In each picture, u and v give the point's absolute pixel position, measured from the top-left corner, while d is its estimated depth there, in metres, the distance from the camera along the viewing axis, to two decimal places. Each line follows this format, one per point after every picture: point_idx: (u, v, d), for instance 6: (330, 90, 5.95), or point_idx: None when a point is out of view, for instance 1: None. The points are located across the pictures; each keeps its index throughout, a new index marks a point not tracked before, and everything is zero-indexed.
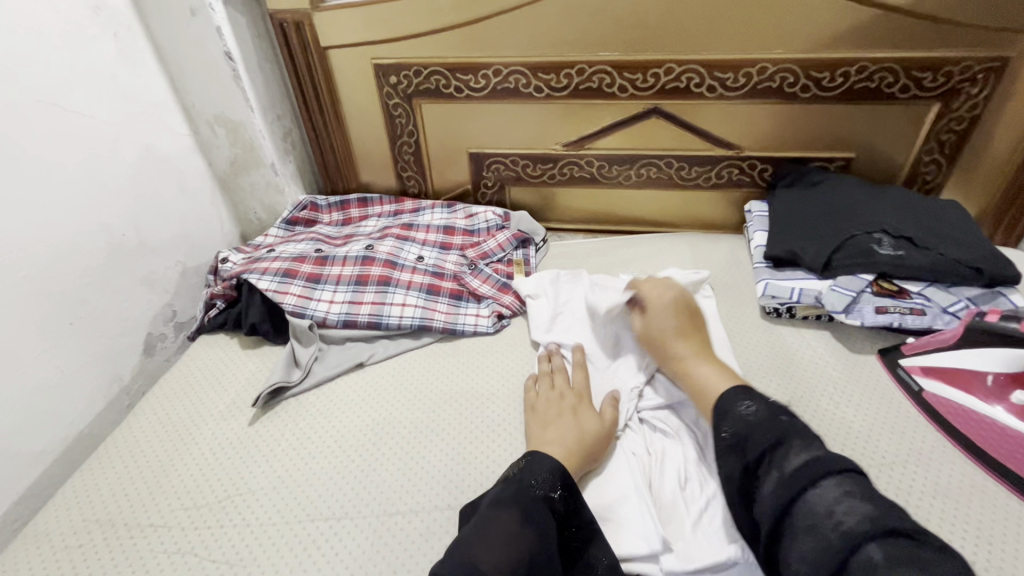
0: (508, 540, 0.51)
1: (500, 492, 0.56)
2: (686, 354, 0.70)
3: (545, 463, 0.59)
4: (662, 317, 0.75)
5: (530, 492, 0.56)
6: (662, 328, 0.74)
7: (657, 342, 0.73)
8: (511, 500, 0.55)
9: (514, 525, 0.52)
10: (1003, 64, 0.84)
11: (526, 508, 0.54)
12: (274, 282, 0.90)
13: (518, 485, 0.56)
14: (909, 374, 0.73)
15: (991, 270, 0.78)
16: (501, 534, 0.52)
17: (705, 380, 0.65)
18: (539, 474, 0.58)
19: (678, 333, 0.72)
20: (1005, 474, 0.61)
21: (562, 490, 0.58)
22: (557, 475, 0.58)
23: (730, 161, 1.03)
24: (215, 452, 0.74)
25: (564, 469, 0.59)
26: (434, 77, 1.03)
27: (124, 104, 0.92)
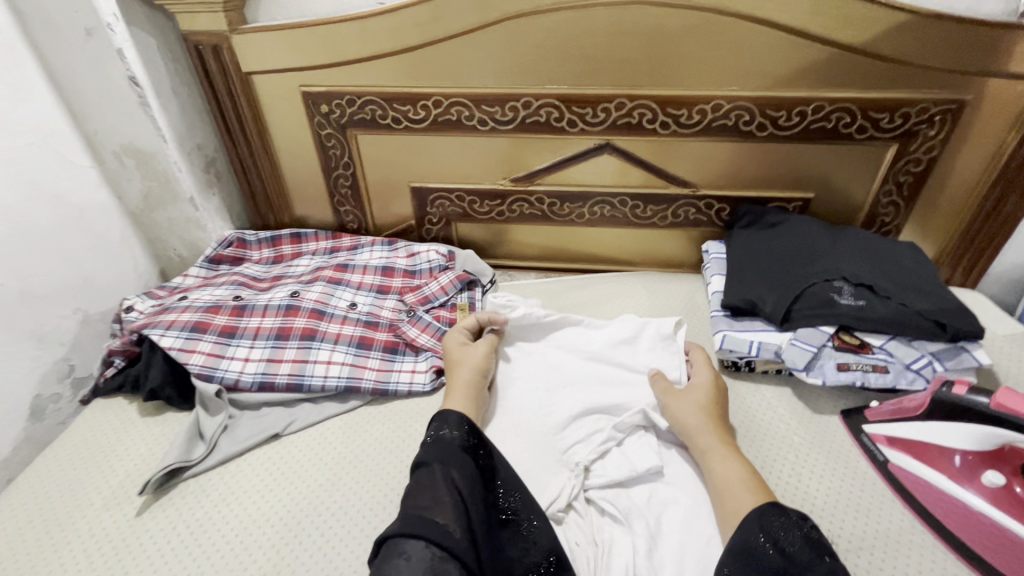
0: (440, 485, 0.56)
1: (419, 452, 0.61)
2: (721, 447, 0.64)
3: (450, 415, 0.65)
4: (698, 399, 0.70)
5: (447, 441, 0.61)
6: (698, 413, 0.68)
7: (689, 426, 0.68)
8: (432, 458, 0.59)
9: (443, 474, 0.57)
10: (960, 106, 0.81)
11: (449, 455, 0.59)
12: (181, 337, 0.79)
13: (434, 442, 0.61)
14: (874, 442, 0.68)
15: (954, 324, 0.73)
16: (434, 482, 0.56)
17: (731, 479, 0.60)
18: (446, 426, 0.63)
19: (710, 423, 0.67)
20: (978, 562, 0.56)
21: (474, 434, 0.63)
22: (464, 423, 0.64)
23: (686, 200, 0.98)
24: (88, 550, 0.63)
25: (468, 417, 0.65)
26: (369, 108, 0.95)
27: (6, 135, 0.80)
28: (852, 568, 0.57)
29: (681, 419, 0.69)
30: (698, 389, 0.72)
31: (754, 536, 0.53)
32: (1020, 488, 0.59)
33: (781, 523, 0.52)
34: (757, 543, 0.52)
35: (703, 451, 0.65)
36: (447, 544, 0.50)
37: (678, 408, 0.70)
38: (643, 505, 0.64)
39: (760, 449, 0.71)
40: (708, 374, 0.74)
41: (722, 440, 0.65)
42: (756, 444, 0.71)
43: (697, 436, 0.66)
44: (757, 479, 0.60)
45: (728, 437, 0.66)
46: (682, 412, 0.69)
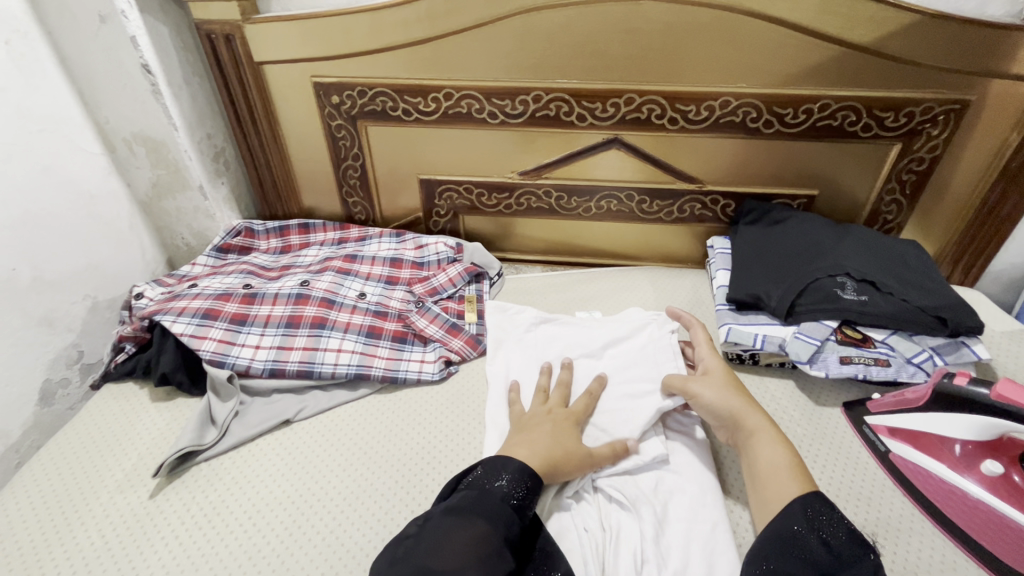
0: (474, 544, 0.51)
1: (460, 500, 0.55)
2: (769, 435, 0.63)
3: (509, 466, 0.59)
4: (726, 379, 0.70)
5: (494, 495, 0.56)
6: (731, 397, 0.68)
7: (724, 412, 0.67)
8: (473, 509, 0.54)
9: (481, 534, 0.52)
10: (964, 106, 0.83)
11: (492, 514, 0.54)
12: (193, 324, 0.80)
13: (479, 492, 0.56)
14: (875, 433, 0.70)
15: (955, 320, 0.74)
16: (469, 541, 0.51)
17: (777, 464, 0.59)
18: (500, 476, 0.58)
19: (748, 405, 0.66)
20: (975, 548, 0.58)
21: (528, 491, 0.58)
22: (526, 480, 0.58)
23: (692, 195, 0.99)
24: (103, 532, 0.64)
25: (530, 470, 0.59)
26: (380, 99, 0.95)
27: (20, 120, 0.80)
28: None
29: (714, 404, 0.68)
30: (715, 372, 0.72)
31: (790, 525, 0.52)
32: (1019, 475, 0.60)
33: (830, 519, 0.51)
34: (796, 533, 0.51)
35: (745, 437, 0.64)
36: None
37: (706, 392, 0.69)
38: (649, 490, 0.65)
39: None
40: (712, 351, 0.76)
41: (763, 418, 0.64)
42: None
43: (738, 420, 0.65)
44: (801, 466, 0.59)
45: (768, 418, 0.65)
46: (714, 395, 0.68)
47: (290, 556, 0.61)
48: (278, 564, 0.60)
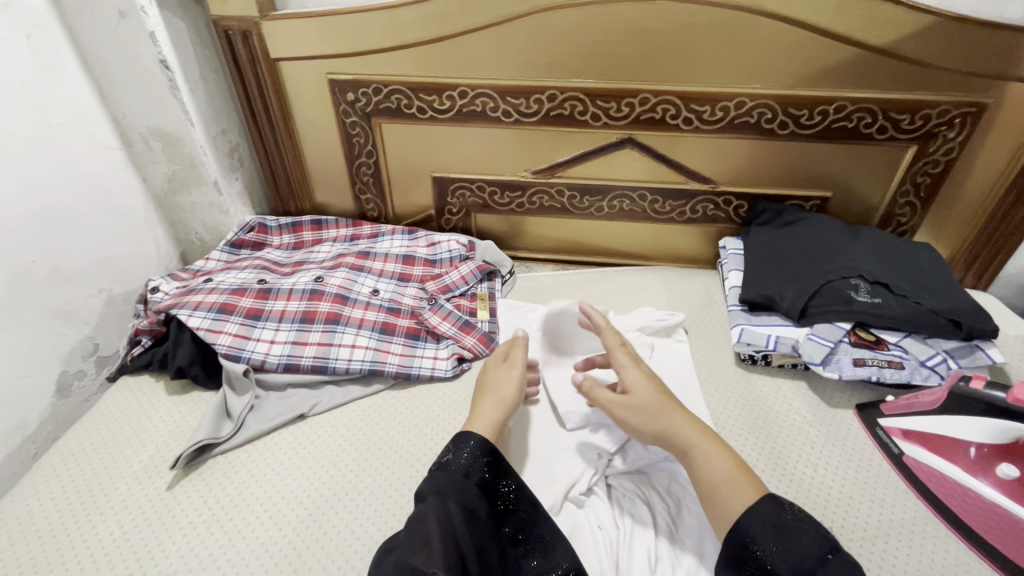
0: (436, 522, 0.52)
1: (421, 484, 0.57)
2: (705, 442, 0.58)
3: (464, 440, 0.60)
4: (655, 386, 0.65)
5: (452, 472, 0.56)
6: (660, 401, 0.63)
7: (655, 418, 0.61)
8: (432, 489, 0.55)
9: (443, 511, 0.53)
10: (981, 109, 0.82)
11: (448, 489, 0.55)
12: (208, 318, 0.81)
13: (435, 472, 0.57)
14: (889, 435, 0.70)
15: (970, 323, 0.74)
16: (429, 519, 0.52)
17: (722, 476, 0.54)
18: (456, 451, 0.59)
19: (677, 409, 0.61)
20: (989, 552, 0.58)
21: (487, 463, 0.58)
22: (483, 452, 0.59)
23: (705, 196, 0.99)
24: (121, 523, 0.64)
25: (484, 441, 0.59)
26: (394, 97, 0.96)
27: (39, 114, 0.81)
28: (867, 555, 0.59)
29: (644, 414, 0.62)
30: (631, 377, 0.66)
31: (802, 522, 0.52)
32: None
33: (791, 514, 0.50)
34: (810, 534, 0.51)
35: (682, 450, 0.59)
36: None
37: (632, 400, 0.64)
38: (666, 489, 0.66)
39: (776, 441, 0.72)
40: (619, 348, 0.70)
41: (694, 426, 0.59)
42: (772, 434, 0.73)
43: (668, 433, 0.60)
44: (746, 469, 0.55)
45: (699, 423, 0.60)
46: (637, 402, 0.63)
47: (306, 549, 0.62)
48: (295, 557, 0.61)
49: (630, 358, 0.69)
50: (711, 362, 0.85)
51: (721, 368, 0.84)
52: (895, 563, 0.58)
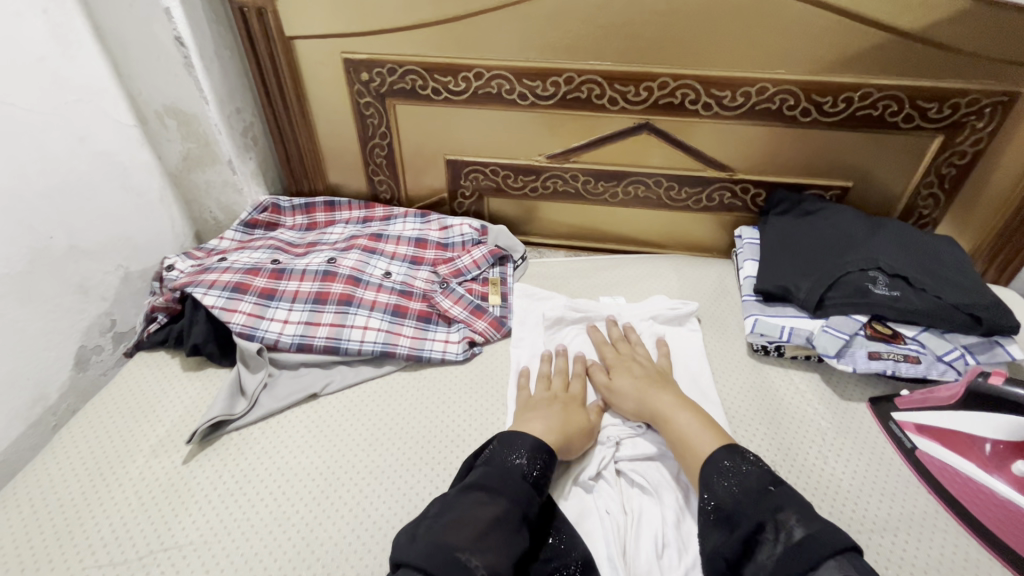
0: (497, 522, 0.52)
1: (481, 476, 0.57)
2: (677, 408, 0.66)
3: (521, 439, 0.61)
4: (641, 370, 0.74)
5: (514, 472, 0.57)
6: (640, 383, 0.71)
7: (636, 396, 0.70)
8: (491, 485, 0.55)
9: (506, 513, 0.53)
10: (1012, 99, 0.80)
11: (511, 490, 0.55)
12: (223, 297, 0.82)
13: (501, 470, 0.57)
14: (902, 430, 0.69)
15: (990, 319, 0.73)
16: (492, 517, 0.52)
17: (696, 434, 0.62)
18: (516, 454, 0.59)
19: (651, 384, 0.71)
20: (998, 548, 0.58)
21: (545, 466, 0.59)
22: (542, 456, 0.60)
23: (722, 183, 0.97)
24: (140, 495, 0.66)
25: (545, 446, 0.61)
26: (409, 77, 0.95)
27: (57, 89, 0.81)
28: (875, 546, 0.59)
29: (629, 397, 0.70)
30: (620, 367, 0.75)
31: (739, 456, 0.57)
32: None
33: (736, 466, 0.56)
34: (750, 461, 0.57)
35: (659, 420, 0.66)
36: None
37: (623, 381, 0.73)
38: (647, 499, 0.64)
39: (787, 434, 0.72)
40: (614, 354, 0.78)
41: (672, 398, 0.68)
42: (783, 428, 0.73)
43: (646, 407, 0.68)
44: (712, 424, 0.64)
45: (676, 397, 0.68)
46: (626, 383, 0.72)
47: (318, 527, 0.63)
48: (307, 533, 0.62)
49: (622, 359, 0.77)
50: (722, 353, 0.84)
51: (733, 359, 0.84)
52: (905, 558, 0.58)
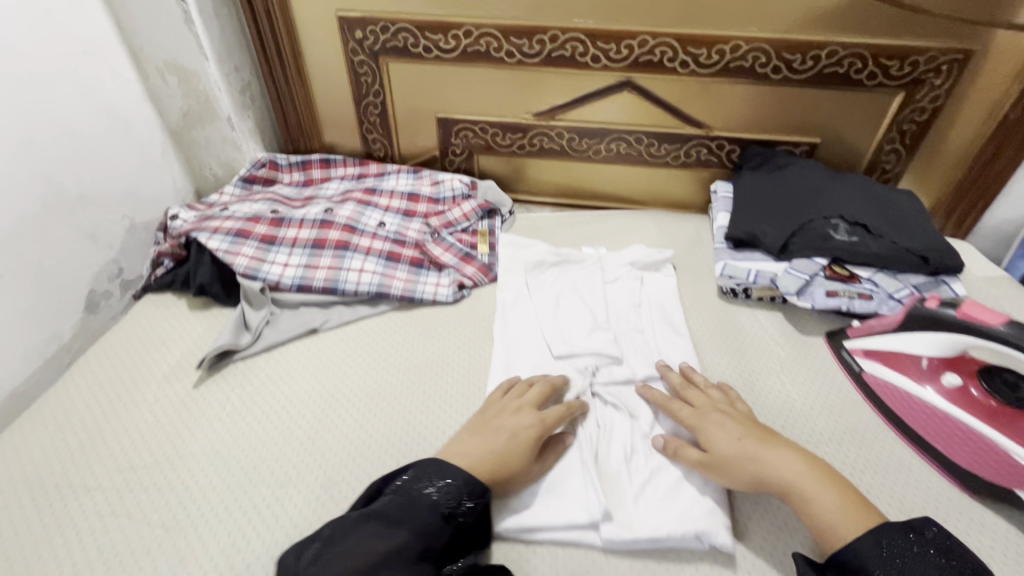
0: (390, 559, 0.49)
1: (385, 505, 0.53)
2: (807, 476, 0.56)
3: (449, 472, 0.56)
4: (732, 424, 0.63)
5: (424, 504, 0.54)
6: (742, 445, 0.60)
7: (745, 466, 0.58)
8: (394, 515, 0.52)
9: (404, 551, 0.50)
10: (967, 56, 0.85)
11: (414, 523, 0.52)
12: (226, 242, 0.87)
13: (407, 499, 0.54)
14: (851, 356, 0.76)
15: (937, 259, 0.81)
16: (382, 551, 0.49)
17: (833, 520, 0.53)
18: (438, 487, 0.55)
19: (758, 446, 0.59)
20: (926, 449, 0.66)
21: (463, 500, 0.55)
22: (465, 491, 0.55)
23: (699, 140, 1.03)
24: (156, 413, 0.72)
25: (471, 479, 0.56)
26: (402, 35, 0.99)
27: (64, 42, 0.85)
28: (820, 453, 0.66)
29: (731, 466, 0.59)
30: (710, 427, 0.63)
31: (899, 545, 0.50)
32: (975, 388, 0.66)
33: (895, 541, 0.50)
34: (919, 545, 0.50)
35: (782, 492, 0.57)
36: None
37: (719, 441, 0.61)
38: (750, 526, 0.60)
39: (748, 361, 0.79)
40: (689, 412, 0.66)
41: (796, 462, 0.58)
42: (744, 356, 0.80)
43: (758, 480, 0.58)
44: (852, 496, 0.55)
45: (798, 457, 0.58)
46: (723, 445, 0.60)
47: (321, 437, 0.69)
48: (309, 443, 0.68)
49: (700, 414, 0.65)
50: (694, 295, 0.91)
51: (703, 300, 0.90)
52: (844, 461, 0.66)
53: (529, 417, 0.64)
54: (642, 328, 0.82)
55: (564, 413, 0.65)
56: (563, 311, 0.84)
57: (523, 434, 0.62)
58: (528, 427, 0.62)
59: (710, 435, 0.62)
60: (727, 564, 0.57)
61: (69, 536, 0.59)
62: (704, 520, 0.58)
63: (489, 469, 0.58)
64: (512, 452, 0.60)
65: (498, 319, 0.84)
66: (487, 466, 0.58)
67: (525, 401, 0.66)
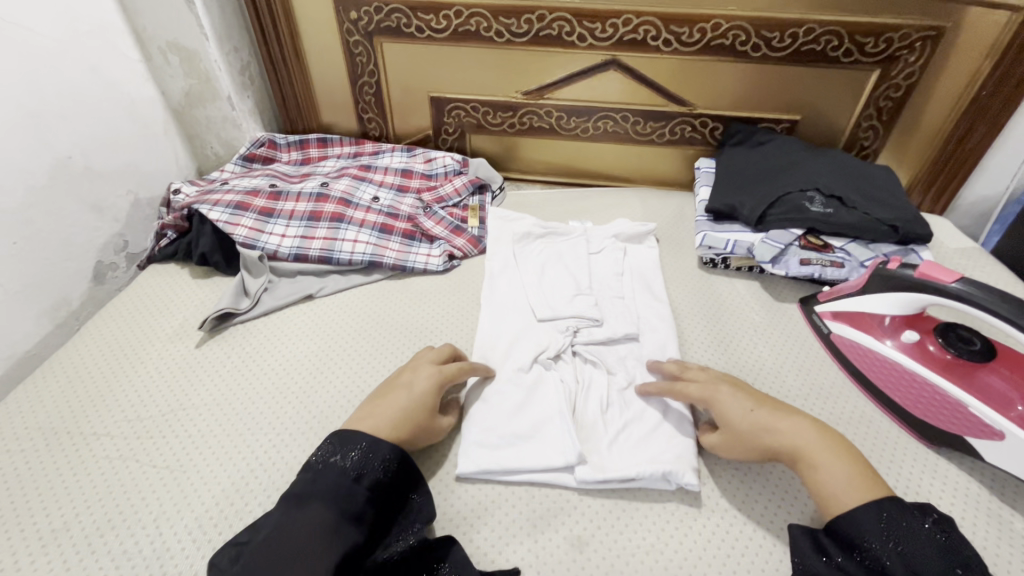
0: (309, 533, 0.49)
1: (299, 484, 0.54)
2: (818, 444, 0.56)
3: (355, 438, 0.57)
4: (743, 395, 0.62)
5: (334, 473, 0.54)
6: (755, 416, 0.60)
7: (758, 440, 0.58)
8: (310, 492, 0.52)
9: (321, 521, 0.50)
10: (940, 33, 0.88)
11: (329, 493, 0.52)
12: (226, 213, 0.91)
13: (317, 473, 0.54)
14: (821, 319, 0.80)
15: (906, 228, 0.84)
16: (303, 527, 0.50)
17: (838, 487, 0.53)
18: (343, 453, 0.55)
19: (769, 416, 0.59)
20: (886, 404, 0.70)
21: (374, 460, 0.55)
22: (373, 452, 0.56)
23: (683, 118, 1.06)
24: (161, 370, 0.76)
25: (378, 442, 0.57)
26: (395, 16, 1.02)
27: (69, 21, 0.88)
28: None
29: (744, 439, 0.59)
30: (722, 401, 0.62)
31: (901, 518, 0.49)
32: (933, 344, 0.69)
33: (908, 522, 0.48)
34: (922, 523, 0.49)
35: (790, 459, 0.57)
36: None
37: (731, 410, 0.61)
38: (746, 486, 0.62)
39: (722, 325, 0.83)
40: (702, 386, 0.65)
41: (808, 434, 0.57)
42: (719, 320, 0.84)
43: (768, 448, 0.58)
44: (864, 470, 0.54)
45: (809, 429, 0.57)
46: (735, 416, 0.60)
47: (316, 391, 0.73)
48: (305, 397, 0.72)
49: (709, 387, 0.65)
50: (675, 266, 0.95)
51: (683, 270, 0.94)
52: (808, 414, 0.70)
53: (428, 375, 0.66)
54: (623, 295, 0.85)
55: (462, 370, 0.68)
56: (547, 281, 0.87)
57: (421, 389, 0.64)
58: (425, 381, 0.65)
59: (723, 408, 0.62)
60: (694, 503, 0.61)
61: (80, 476, 0.63)
62: (673, 463, 0.61)
63: (397, 429, 0.60)
64: (414, 411, 0.62)
65: (487, 285, 0.87)
66: (393, 425, 0.60)
67: (424, 360, 0.69)
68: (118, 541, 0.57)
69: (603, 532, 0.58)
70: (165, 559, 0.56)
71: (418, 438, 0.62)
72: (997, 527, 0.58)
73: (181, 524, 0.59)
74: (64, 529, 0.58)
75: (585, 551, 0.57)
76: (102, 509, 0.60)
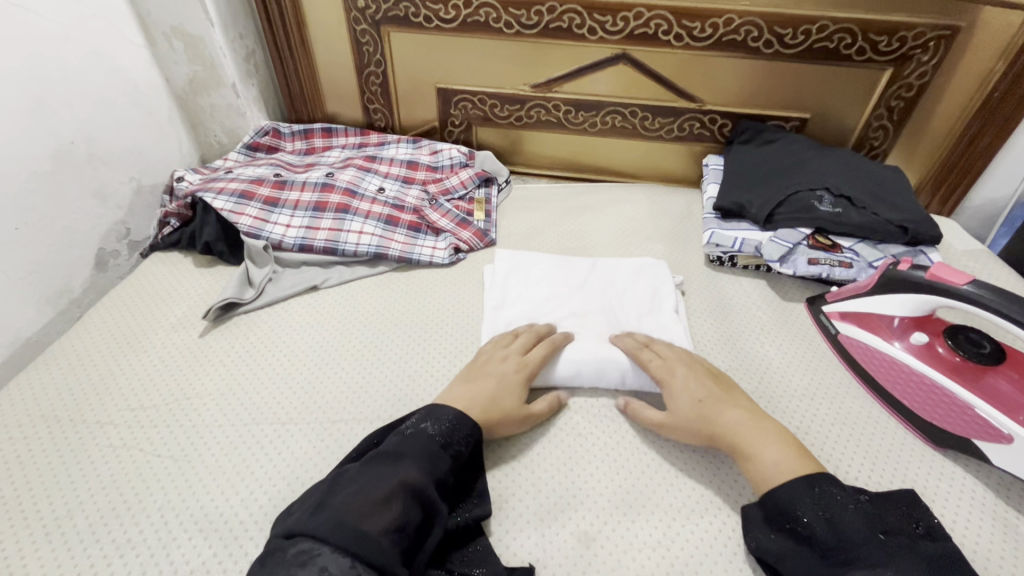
0: (398, 484, 0.50)
1: (389, 446, 0.55)
2: (747, 435, 0.59)
3: (443, 411, 0.59)
4: (686, 385, 0.65)
5: (422, 438, 0.55)
6: (700, 407, 0.62)
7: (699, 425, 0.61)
8: (404, 452, 0.54)
9: (410, 474, 0.51)
10: (954, 33, 0.87)
11: (421, 455, 0.54)
12: (231, 202, 0.90)
13: (407, 436, 0.55)
14: (829, 319, 0.80)
15: (916, 229, 0.84)
16: (396, 486, 0.50)
17: (774, 467, 0.55)
18: (432, 422, 0.57)
19: (709, 406, 0.62)
20: (895, 406, 0.70)
21: (458, 433, 0.57)
22: (460, 424, 0.58)
23: (692, 114, 1.05)
24: (164, 359, 0.75)
25: (462, 415, 0.59)
26: (402, 5, 1.01)
27: (74, 3, 0.87)
28: (796, 407, 0.70)
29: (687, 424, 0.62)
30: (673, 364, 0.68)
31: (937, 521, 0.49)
32: (942, 346, 0.68)
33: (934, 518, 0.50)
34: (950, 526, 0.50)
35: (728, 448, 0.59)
36: (375, 561, 0.45)
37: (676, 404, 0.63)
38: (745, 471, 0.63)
39: (731, 326, 0.82)
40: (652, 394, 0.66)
41: (742, 416, 0.61)
42: (727, 321, 0.83)
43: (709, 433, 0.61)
44: (796, 451, 0.56)
45: (745, 412, 0.61)
46: (682, 408, 0.63)
47: (321, 383, 0.72)
48: (309, 391, 0.71)
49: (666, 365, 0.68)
50: (682, 263, 0.94)
51: (691, 267, 0.93)
52: (816, 413, 0.70)
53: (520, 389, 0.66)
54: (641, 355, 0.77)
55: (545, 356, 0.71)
56: (546, 369, 0.71)
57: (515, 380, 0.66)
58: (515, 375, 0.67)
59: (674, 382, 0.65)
60: (701, 500, 0.60)
61: (83, 465, 0.63)
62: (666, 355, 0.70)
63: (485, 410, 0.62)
64: (504, 395, 0.64)
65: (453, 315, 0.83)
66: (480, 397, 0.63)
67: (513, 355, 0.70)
68: (122, 530, 0.57)
69: (610, 528, 0.58)
70: (170, 549, 0.56)
71: (506, 425, 0.63)
72: (1005, 532, 0.57)
73: (185, 513, 0.58)
74: (68, 517, 0.58)
75: (592, 547, 0.56)
76: (106, 497, 0.60)
